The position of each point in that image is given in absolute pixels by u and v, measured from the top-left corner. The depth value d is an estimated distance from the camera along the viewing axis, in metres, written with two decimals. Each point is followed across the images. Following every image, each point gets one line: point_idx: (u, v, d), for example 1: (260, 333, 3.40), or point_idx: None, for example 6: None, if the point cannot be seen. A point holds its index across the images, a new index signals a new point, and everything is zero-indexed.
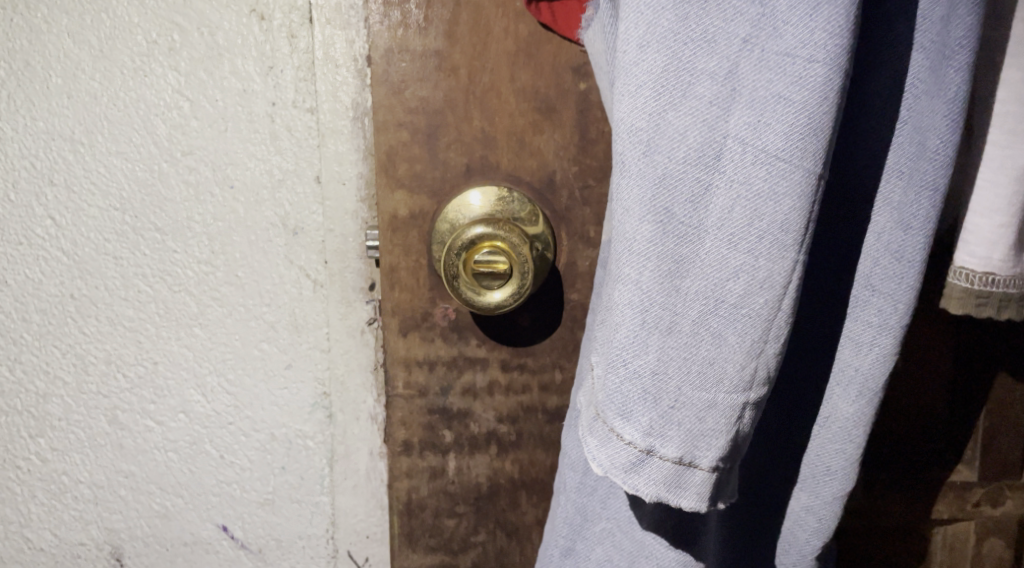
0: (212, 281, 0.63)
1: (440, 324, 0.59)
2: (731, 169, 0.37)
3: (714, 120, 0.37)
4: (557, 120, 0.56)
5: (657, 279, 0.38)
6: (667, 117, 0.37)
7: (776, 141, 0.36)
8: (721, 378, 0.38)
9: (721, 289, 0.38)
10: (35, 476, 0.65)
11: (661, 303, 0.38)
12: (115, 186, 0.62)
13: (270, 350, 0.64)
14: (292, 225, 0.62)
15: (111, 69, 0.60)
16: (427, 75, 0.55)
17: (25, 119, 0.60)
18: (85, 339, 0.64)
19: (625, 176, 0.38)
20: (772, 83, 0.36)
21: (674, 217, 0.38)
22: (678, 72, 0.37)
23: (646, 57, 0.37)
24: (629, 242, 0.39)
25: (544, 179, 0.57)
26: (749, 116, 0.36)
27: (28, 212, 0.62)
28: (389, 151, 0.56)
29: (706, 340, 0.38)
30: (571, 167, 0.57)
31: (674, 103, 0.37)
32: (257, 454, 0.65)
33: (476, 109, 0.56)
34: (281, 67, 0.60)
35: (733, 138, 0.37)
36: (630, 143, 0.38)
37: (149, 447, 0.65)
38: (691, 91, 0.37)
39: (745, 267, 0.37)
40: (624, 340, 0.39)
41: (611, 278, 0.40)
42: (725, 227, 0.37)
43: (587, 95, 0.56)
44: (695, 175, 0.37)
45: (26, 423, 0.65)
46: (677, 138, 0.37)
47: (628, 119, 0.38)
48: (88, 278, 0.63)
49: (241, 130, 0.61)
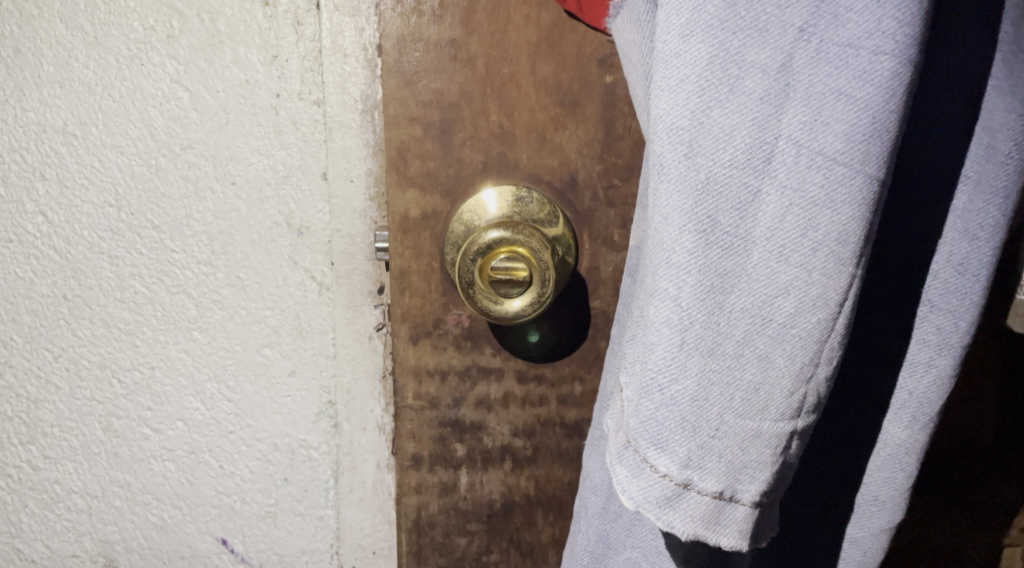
0: (212, 283, 0.60)
1: (453, 332, 0.55)
2: (782, 174, 0.33)
3: (765, 119, 0.33)
4: (581, 115, 0.52)
5: (697, 295, 0.34)
6: (711, 115, 0.33)
7: (834, 143, 0.32)
8: (767, 405, 0.35)
9: (769, 307, 0.34)
10: (25, 485, 0.62)
11: (702, 322, 0.35)
12: (111, 182, 0.58)
13: (273, 356, 0.60)
14: (297, 224, 0.59)
15: (105, 56, 0.56)
16: (442, 66, 0.51)
17: (14, 109, 0.57)
18: (79, 342, 0.60)
19: (663, 181, 0.35)
20: (832, 78, 0.32)
21: (718, 227, 0.34)
22: (725, 65, 0.33)
23: (688, 48, 0.34)
24: (667, 254, 0.35)
25: (566, 178, 0.53)
26: (806, 114, 0.32)
27: (18, 208, 0.58)
28: (400, 147, 0.53)
29: (751, 363, 0.35)
30: (594, 166, 0.53)
31: (720, 99, 0.33)
32: (258, 465, 0.62)
33: (494, 104, 0.52)
34: (286, 57, 0.56)
35: (786, 139, 0.33)
36: (670, 145, 0.34)
37: (146, 456, 0.62)
38: (739, 86, 0.33)
39: (797, 283, 0.34)
40: (660, 361, 0.35)
41: (645, 293, 0.36)
42: (776, 238, 0.34)
43: (613, 88, 0.52)
44: (742, 180, 0.34)
45: (17, 429, 0.61)
46: (723, 139, 0.33)
47: (668, 117, 0.34)
48: (81, 277, 0.59)
49: (243, 123, 0.57)
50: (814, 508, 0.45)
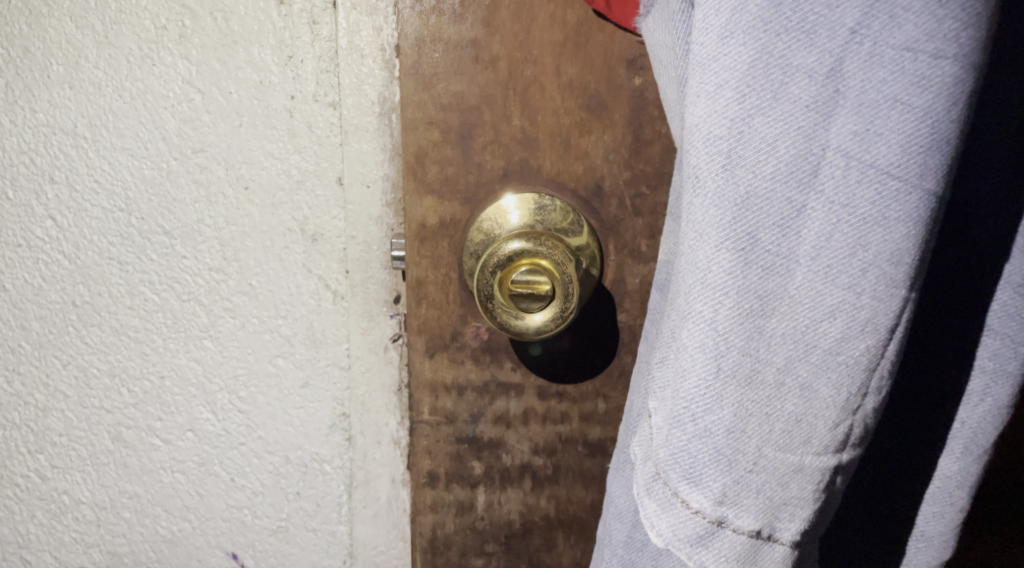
0: (224, 291, 0.58)
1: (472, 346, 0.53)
2: (830, 189, 0.30)
3: (813, 127, 0.30)
4: (607, 119, 0.50)
5: (735, 318, 0.32)
6: (752, 124, 0.31)
7: (888, 155, 0.29)
8: (809, 438, 0.32)
9: (813, 333, 0.31)
10: (34, 495, 0.61)
11: (740, 348, 0.32)
12: (121, 186, 0.57)
13: (285, 367, 0.59)
14: (311, 231, 0.57)
15: (116, 57, 0.55)
16: (462, 67, 0.49)
17: (23, 111, 0.55)
18: (88, 349, 0.59)
19: (698, 195, 0.32)
20: (886, 84, 0.29)
21: (758, 245, 0.32)
22: (769, 69, 0.30)
23: (727, 51, 0.31)
24: (703, 273, 0.33)
25: (591, 186, 0.51)
26: (857, 123, 0.30)
27: (27, 212, 0.57)
28: (418, 152, 0.51)
29: (793, 392, 0.32)
30: (621, 173, 0.51)
31: (762, 107, 0.31)
32: (270, 478, 0.60)
33: (516, 107, 0.50)
34: (301, 57, 0.54)
35: (835, 151, 0.30)
36: (707, 155, 0.32)
37: (155, 467, 0.60)
38: (784, 92, 0.30)
39: (844, 307, 0.31)
40: (693, 389, 0.33)
41: (678, 313, 0.34)
42: (821, 258, 0.31)
43: (643, 91, 0.49)
44: (786, 194, 0.31)
45: (25, 438, 0.60)
46: (766, 150, 0.31)
47: (706, 125, 0.32)
48: (91, 283, 0.58)
49: (256, 125, 0.55)
50: (853, 541, 0.42)
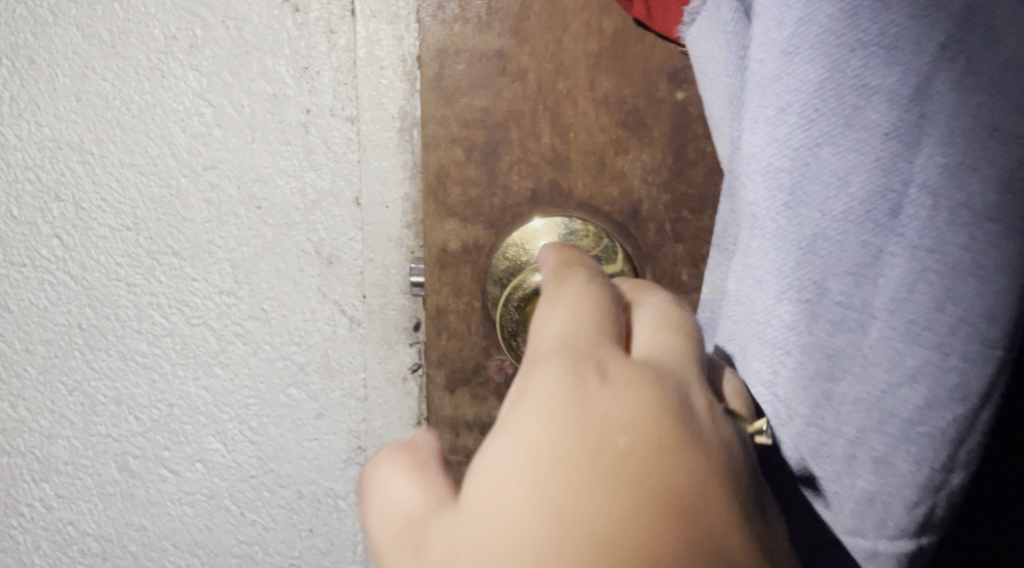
0: (235, 315, 0.55)
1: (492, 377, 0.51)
2: (909, 226, 0.32)
3: (891, 159, 0.31)
4: (646, 137, 0.45)
5: (802, 360, 0.34)
6: (823, 158, 0.32)
7: (964, 194, 0.31)
8: (884, 521, 0.34)
9: (887, 404, 0.33)
10: (39, 525, 0.58)
11: (808, 407, 0.35)
12: (129, 203, 0.54)
13: (299, 396, 0.55)
14: (327, 253, 0.53)
15: (124, 68, 0.52)
16: (488, 81, 0.45)
17: (29, 124, 0.53)
18: (94, 375, 0.56)
19: (763, 232, 0.34)
20: (958, 120, 0.31)
21: (832, 285, 0.33)
22: (838, 100, 0.32)
23: (795, 73, 0.32)
24: (772, 302, 0.34)
25: (628, 209, 0.46)
26: (939, 153, 0.31)
27: (32, 230, 0.54)
28: (440, 172, 0.47)
29: (866, 468, 0.34)
30: (661, 196, 0.46)
31: (832, 137, 0.32)
32: (282, 514, 0.57)
33: (546, 124, 0.46)
34: (317, 68, 0.51)
35: (915, 186, 0.31)
36: (769, 190, 0.34)
37: (163, 499, 0.57)
38: (855, 123, 0.32)
39: (924, 372, 0.32)
40: (762, 448, 0.36)
41: (745, 339, 0.36)
42: (901, 302, 0.32)
43: (686, 107, 0.44)
44: (862, 224, 0.32)
45: (30, 466, 0.57)
46: (835, 183, 0.33)
47: (768, 160, 0.33)
48: (98, 306, 0.55)
49: (270, 141, 0.52)
50: None
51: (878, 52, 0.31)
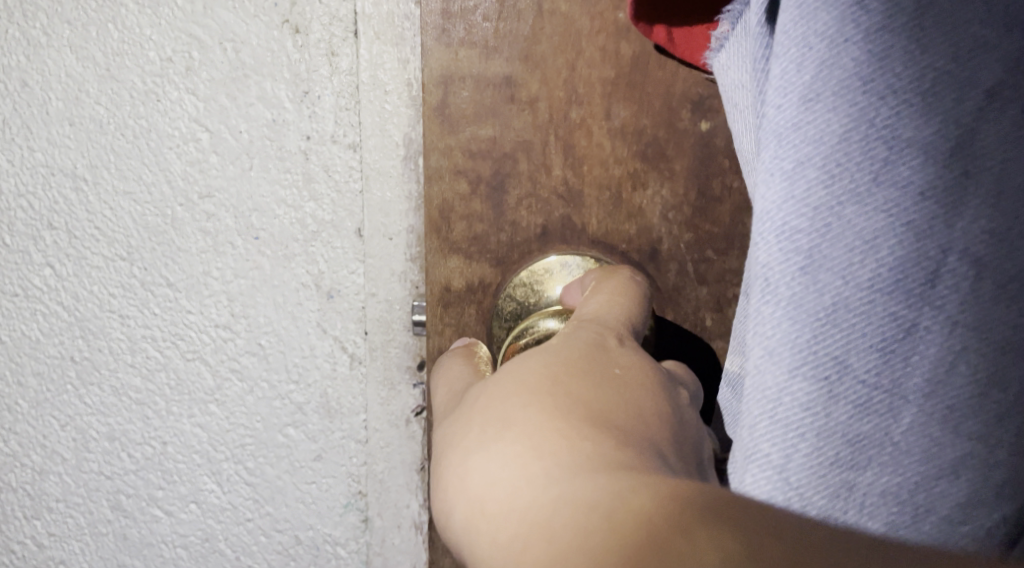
0: (231, 350, 0.52)
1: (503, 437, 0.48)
2: (939, 296, 0.30)
3: (929, 222, 0.29)
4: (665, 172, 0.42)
5: (821, 439, 0.31)
6: (847, 220, 0.30)
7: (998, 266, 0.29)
8: None
9: (904, 480, 0.31)
10: (30, 563, 0.56)
11: (824, 485, 0.31)
12: (123, 232, 0.51)
13: (297, 437, 0.52)
14: (327, 287, 0.50)
15: (118, 91, 0.49)
16: (496, 109, 0.42)
17: (22, 149, 0.51)
18: (87, 410, 0.54)
19: (779, 299, 0.31)
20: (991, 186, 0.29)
21: (856, 355, 0.30)
22: (865, 154, 0.30)
23: (816, 124, 0.30)
24: (788, 379, 0.31)
25: (645, 247, 0.43)
26: (978, 215, 0.29)
27: (24, 259, 0.52)
28: (443, 206, 0.44)
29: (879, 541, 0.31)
30: (682, 234, 0.43)
31: (857, 197, 0.30)
32: (279, 560, 0.54)
33: (557, 155, 0.42)
34: (318, 92, 0.48)
35: (946, 253, 0.30)
36: (785, 252, 0.31)
37: (156, 541, 0.55)
38: (883, 182, 0.30)
39: (942, 450, 0.30)
40: None
41: (749, 424, 0.32)
42: (929, 379, 0.30)
43: (711, 139, 0.41)
44: (895, 293, 0.30)
45: (21, 502, 0.55)
46: (862, 247, 0.30)
47: (786, 220, 0.31)
48: (91, 338, 0.53)
49: (268, 168, 0.49)
50: None
51: (911, 105, 0.29)
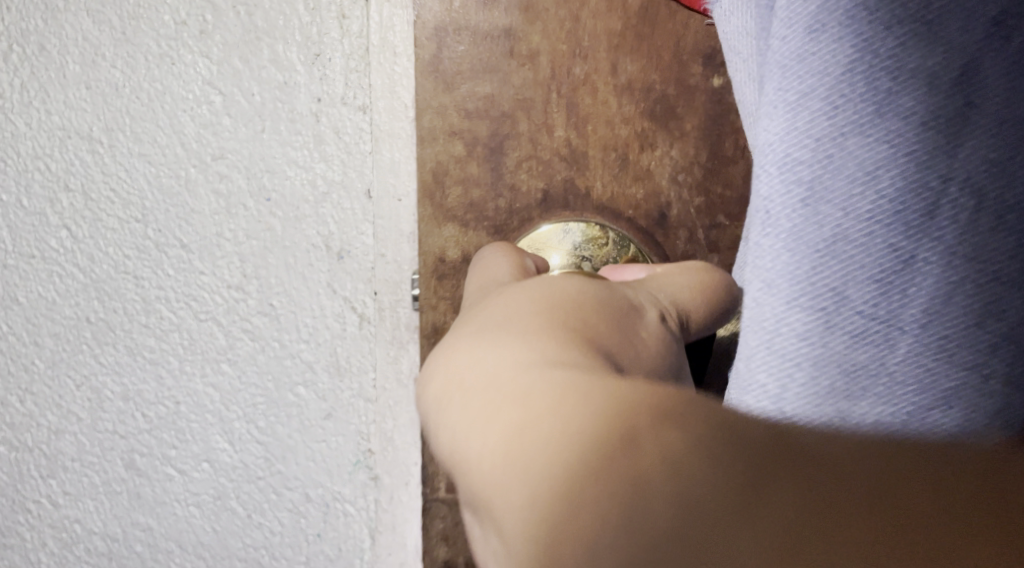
0: (242, 310, 0.53)
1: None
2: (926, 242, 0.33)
3: (925, 152, 0.33)
4: (674, 128, 0.48)
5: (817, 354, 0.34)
6: (842, 152, 0.34)
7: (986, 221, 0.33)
8: None
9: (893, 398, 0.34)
10: (45, 523, 0.57)
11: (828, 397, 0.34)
12: (137, 194, 0.52)
13: (307, 396, 0.53)
14: (336, 248, 0.51)
15: (134, 54, 0.50)
16: (495, 64, 0.47)
17: (39, 113, 0.52)
18: (102, 369, 0.55)
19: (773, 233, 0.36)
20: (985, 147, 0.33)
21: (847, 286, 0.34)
22: (869, 86, 0.33)
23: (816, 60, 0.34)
24: (788, 306, 0.35)
25: (654, 209, 0.48)
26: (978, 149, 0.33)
27: (41, 221, 0.53)
28: (437, 167, 0.48)
29: None
30: (692, 196, 0.48)
31: (857, 127, 0.34)
32: (289, 517, 0.55)
33: (560, 115, 0.48)
34: (329, 56, 0.49)
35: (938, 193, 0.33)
36: (787, 183, 0.35)
37: (170, 500, 0.56)
38: (886, 114, 0.33)
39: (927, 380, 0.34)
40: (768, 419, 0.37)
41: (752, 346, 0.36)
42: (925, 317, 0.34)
43: (721, 93, 0.48)
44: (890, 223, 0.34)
45: (37, 461, 0.56)
46: (863, 178, 0.34)
47: (787, 150, 0.35)
48: (105, 299, 0.54)
49: (279, 130, 0.50)
50: None
51: (914, 35, 0.33)
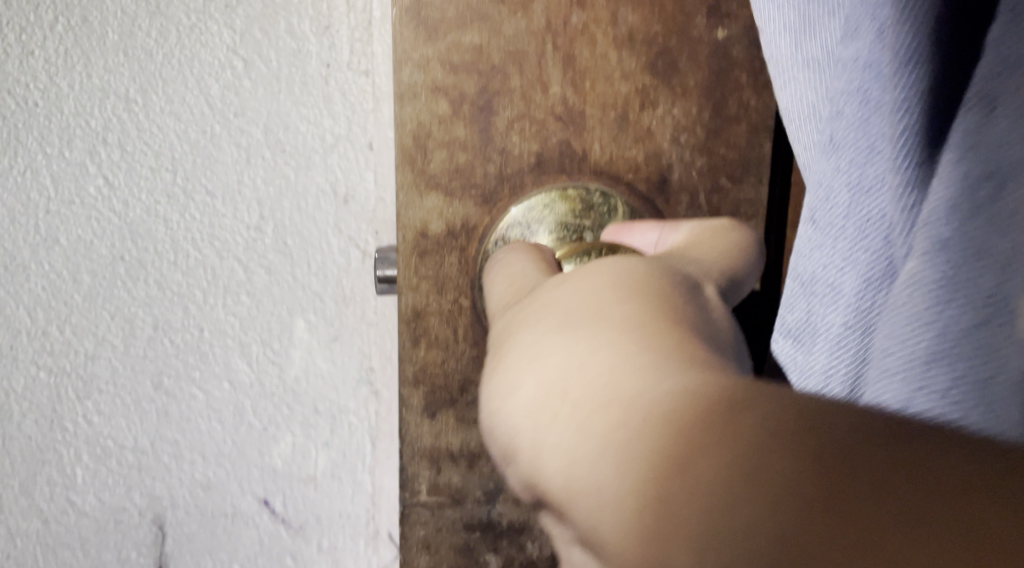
0: (260, 248, 0.61)
1: (476, 387, 0.57)
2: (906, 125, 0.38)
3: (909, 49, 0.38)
4: (677, 84, 0.53)
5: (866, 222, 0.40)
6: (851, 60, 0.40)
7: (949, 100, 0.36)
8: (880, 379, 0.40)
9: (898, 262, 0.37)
10: (81, 439, 0.65)
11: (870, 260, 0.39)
12: (168, 148, 0.60)
13: (316, 322, 0.62)
14: (343, 193, 0.60)
15: (166, 26, 0.58)
16: (485, 14, 0.52)
17: (81, 76, 0.59)
18: (134, 302, 0.63)
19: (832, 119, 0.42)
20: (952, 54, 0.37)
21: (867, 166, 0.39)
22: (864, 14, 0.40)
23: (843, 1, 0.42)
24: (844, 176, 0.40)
25: (656, 172, 0.54)
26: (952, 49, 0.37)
27: (82, 171, 0.61)
28: (415, 130, 0.54)
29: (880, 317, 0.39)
30: (696, 157, 0.54)
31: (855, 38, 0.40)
32: (301, 428, 0.63)
33: (555, 69, 0.53)
34: (337, 27, 0.58)
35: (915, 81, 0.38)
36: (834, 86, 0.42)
37: (194, 416, 0.64)
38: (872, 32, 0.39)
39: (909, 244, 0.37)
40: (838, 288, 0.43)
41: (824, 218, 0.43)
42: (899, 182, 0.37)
43: (724, 45, 0.53)
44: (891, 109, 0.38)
45: (74, 384, 0.64)
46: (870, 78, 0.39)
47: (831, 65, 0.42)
48: (137, 239, 0.62)
49: (293, 92, 0.59)
50: None
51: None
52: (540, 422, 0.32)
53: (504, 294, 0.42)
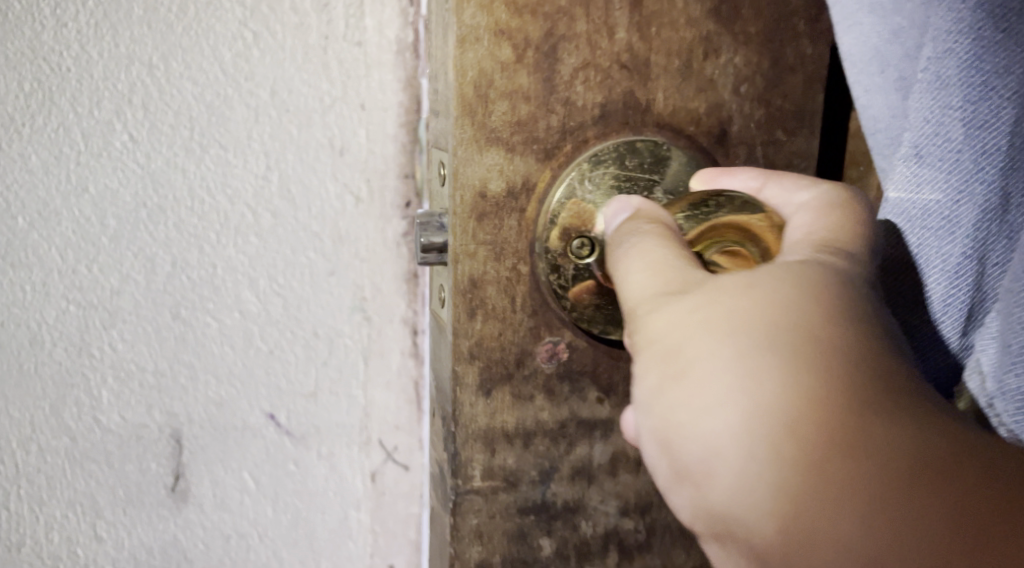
0: (266, 195, 0.71)
1: (530, 361, 0.68)
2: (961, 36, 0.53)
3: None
4: (738, 31, 0.66)
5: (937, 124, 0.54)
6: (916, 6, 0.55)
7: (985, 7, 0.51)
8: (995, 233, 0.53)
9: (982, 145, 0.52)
10: (106, 364, 0.74)
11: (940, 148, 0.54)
12: (185, 108, 0.70)
13: (315, 258, 0.73)
14: (338, 146, 0.71)
15: (185, 1, 0.68)
16: None
17: (108, 45, 0.68)
18: (154, 242, 0.72)
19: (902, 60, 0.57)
20: None
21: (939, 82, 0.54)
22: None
23: None
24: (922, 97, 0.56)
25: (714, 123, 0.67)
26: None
27: (109, 127, 0.70)
28: (477, 77, 0.63)
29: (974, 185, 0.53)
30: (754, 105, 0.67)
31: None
32: (303, 350, 0.74)
33: (622, 15, 0.64)
34: (333, 5, 0.68)
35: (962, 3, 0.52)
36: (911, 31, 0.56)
37: (208, 341, 0.74)
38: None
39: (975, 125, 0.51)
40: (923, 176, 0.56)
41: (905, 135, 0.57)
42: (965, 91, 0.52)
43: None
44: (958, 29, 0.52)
45: (100, 316, 0.73)
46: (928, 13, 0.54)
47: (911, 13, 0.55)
48: (158, 187, 0.71)
49: (296, 60, 0.69)
50: None
51: None
52: (754, 431, 0.42)
53: (645, 279, 0.50)
